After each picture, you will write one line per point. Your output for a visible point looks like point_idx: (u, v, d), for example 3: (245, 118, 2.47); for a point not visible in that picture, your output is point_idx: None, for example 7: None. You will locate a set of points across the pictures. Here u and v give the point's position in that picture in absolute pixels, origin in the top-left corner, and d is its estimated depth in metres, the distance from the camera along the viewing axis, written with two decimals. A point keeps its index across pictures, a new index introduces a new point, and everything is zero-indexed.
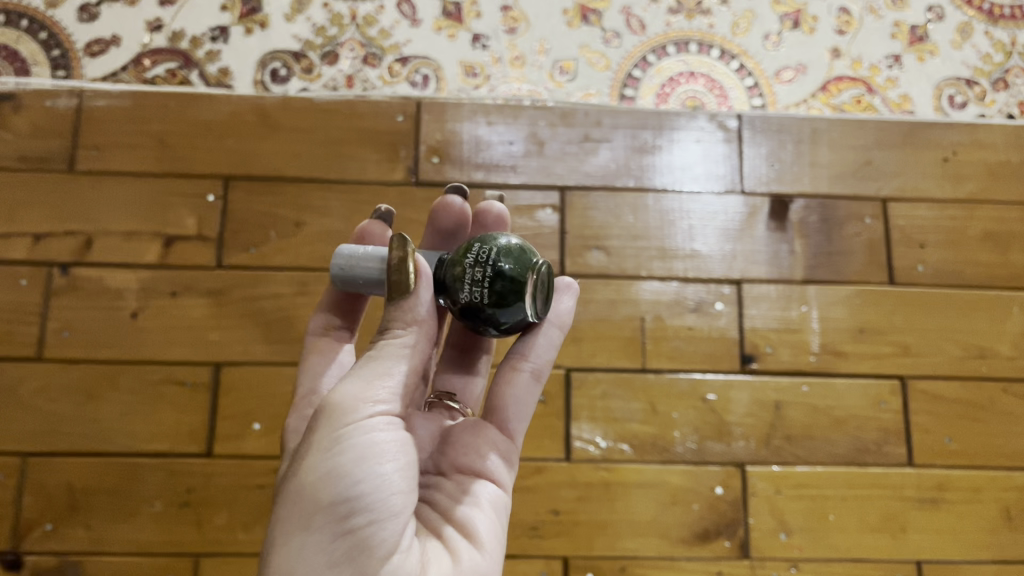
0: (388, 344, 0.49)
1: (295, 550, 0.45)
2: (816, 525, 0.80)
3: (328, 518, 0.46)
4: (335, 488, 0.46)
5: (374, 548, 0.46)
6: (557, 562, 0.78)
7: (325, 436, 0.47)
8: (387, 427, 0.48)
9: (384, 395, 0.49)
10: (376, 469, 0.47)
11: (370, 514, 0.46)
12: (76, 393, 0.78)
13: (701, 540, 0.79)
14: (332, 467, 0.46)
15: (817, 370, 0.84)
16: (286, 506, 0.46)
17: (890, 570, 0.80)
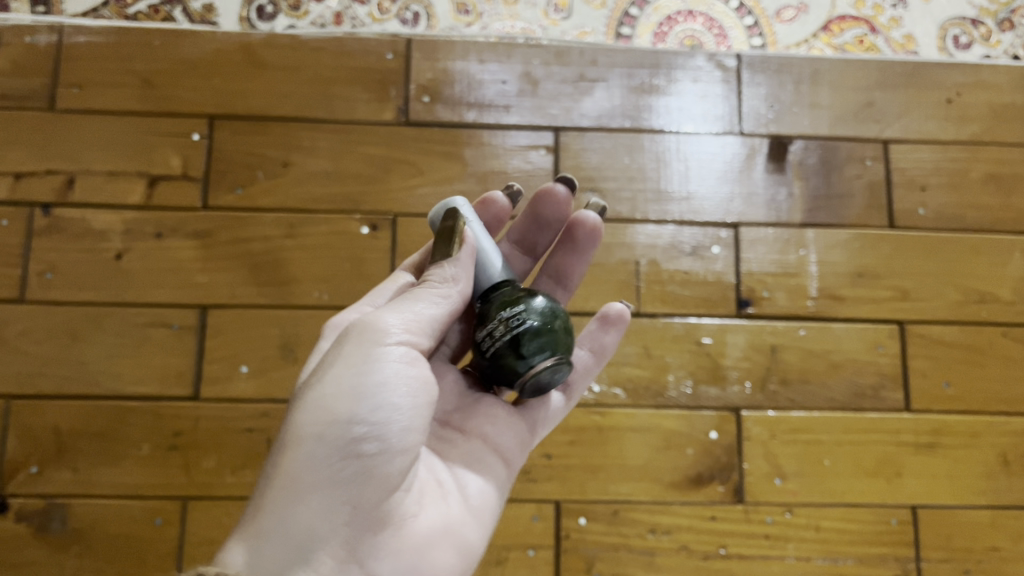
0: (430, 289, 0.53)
1: (302, 458, 0.47)
2: (811, 470, 0.79)
3: (339, 435, 0.47)
4: (353, 410, 0.48)
5: (377, 477, 0.48)
6: (549, 507, 0.77)
7: (352, 356, 0.50)
8: (413, 367, 0.51)
9: (412, 330, 0.52)
10: (392, 401, 0.49)
11: (381, 443, 0.48)
12: (62, 335, 0.77)
13: (695, 485, 0.78)
14: (355, 388, 0.48)
15: (814, 315, 0.83)
16: (301, 412, 0.48)
17: (885, 515, 0.79)
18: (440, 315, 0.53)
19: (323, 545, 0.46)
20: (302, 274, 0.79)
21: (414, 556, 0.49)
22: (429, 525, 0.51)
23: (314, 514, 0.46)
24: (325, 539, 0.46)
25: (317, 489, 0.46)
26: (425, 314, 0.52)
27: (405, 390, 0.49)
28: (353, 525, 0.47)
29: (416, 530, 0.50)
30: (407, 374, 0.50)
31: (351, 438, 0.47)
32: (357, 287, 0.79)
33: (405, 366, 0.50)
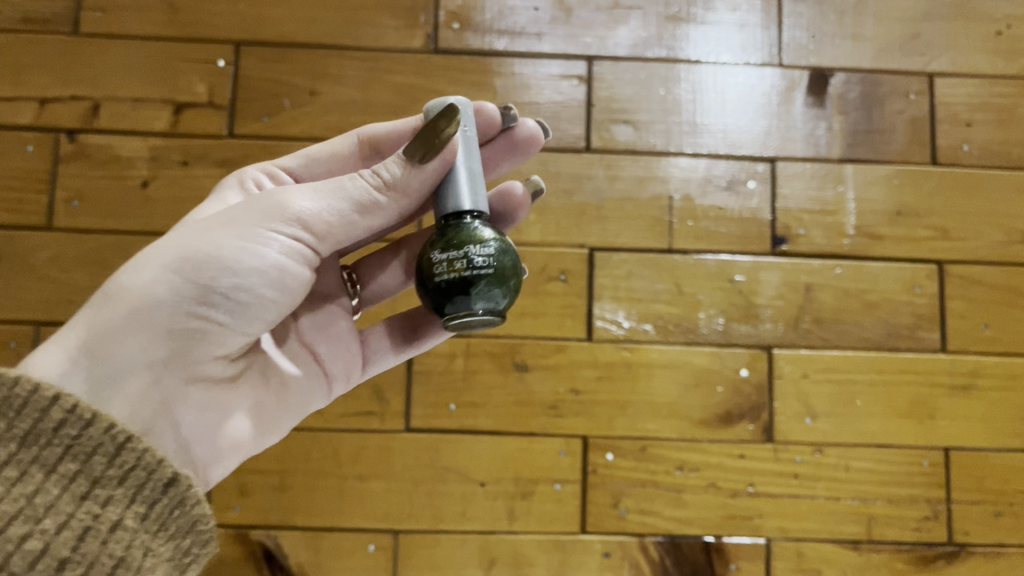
0: (370, 189, 0.50)
1: (156, 298, 0.47)
2: (843, 409, 0.78)
3: (195, 292, 0.47)
4: (214, 279, 0.47)
5: (209, 339, 0.49)
6: (577, 441, 0.77)
7: (253, 221, 0.48)
8: (297, 255, 0.49)
9: (323, 227, 0.49)
10: (251, 283, 0.48)
11: (223, 315, 0.48)
12: (89, 263, 0.77)
13: (724, 422, 0.78)
14: (233, 260, 0.47)
15: (850, 253, 0.81)
16: (172, 250, 0.48)
17: (917, 456, 0.78)
18: (364, 221, 0.51)
19: (130, 390, 0.46)
20: None
21: (211, 423, 0.51)
22: (233, 399, 0.53)
23: (137, 355, 0.47)
24: (136, 377, 0.47)
25: (152, 330, 0.47)
26: (354, 215, 0.50)
27: (272, 277, 0.49)
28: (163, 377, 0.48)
29: (220, 403, 0.52)
30: (284, 265, 0.49)
31: (198, 301, 0.47)
32: None
33: (287, 256, 0.49)
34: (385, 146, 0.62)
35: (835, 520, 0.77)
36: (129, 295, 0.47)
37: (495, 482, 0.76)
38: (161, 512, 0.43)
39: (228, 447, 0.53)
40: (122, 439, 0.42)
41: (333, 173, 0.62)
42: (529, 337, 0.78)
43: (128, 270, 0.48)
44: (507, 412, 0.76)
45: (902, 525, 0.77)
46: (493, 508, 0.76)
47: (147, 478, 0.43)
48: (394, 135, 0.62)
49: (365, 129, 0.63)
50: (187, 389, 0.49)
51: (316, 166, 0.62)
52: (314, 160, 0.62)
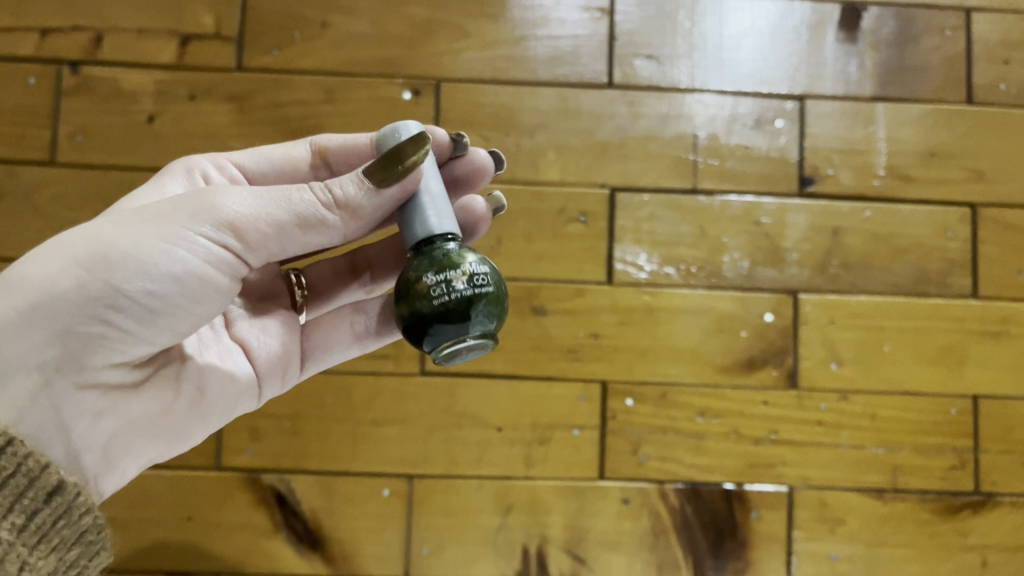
0: (319, 204, 0.45)
1: (56, 295, 0.42)
2: (869, 356, 0.76)
3: (99, 291, 0.42)
4: (124, 280, 0.43)
5: (113, 346, 0.44)
6: (596, 387, 0.75)
7: (180, 222, 0.44)
8: (221, 267, 0.45)
9: (254, 238, 0.45)
10: (164, 292, 0.44)
11: (127, 322, 0.44)
12: (94, 201, 0.74)
13: (747, 368, 0.75)
14: (147, 264, 0.43)
15: (881, 195, 0.78)
16: (87, 240, 0.43)
17: (945, 404, 0.76)
18: (306, 239, 0.46)
19: (16, 387, 0.43)
20: None
21: (110, 425, 0.48)
22: (136, 408, 0.49)
23: (29, 353, 0.42)
24: (25, 375, 0.43)
25: (45, 329, 0.42)
26: (296, 230, 0.45)
27: (190, 290, 0.45)
28: (57, 379, 0.44)
29: (119, 411, 0.48)
30: (204, 272, 0.44)
31: (103, 306, 0.43)
32: None
33: (207, 263, 0.44)
34: (337, 160, 0.59)
35: (859, 469, 0.75)
36: (27, 283, 0.42)
37: (511, 427, 0.74)
38: (43, 519, 0.41)
39: (121, 453, 0.50)
40: (1, 442, 0.40)
41: (280, 179, 0.59)
42: (547, 280, 0.75)
43: (38, 253, 0.43)
44: (524, 357, 0.74)
45: (928, 474, 0.76)
46: (510, 454, 0.74)
47: (28, 484, 0.41)
48: (349, 151, 0.59)
49: (322, 140, 0.59)
50: (84, 394, 0.46)
51: (267, 168, 0.59)
52: (265, 162, 0.59)
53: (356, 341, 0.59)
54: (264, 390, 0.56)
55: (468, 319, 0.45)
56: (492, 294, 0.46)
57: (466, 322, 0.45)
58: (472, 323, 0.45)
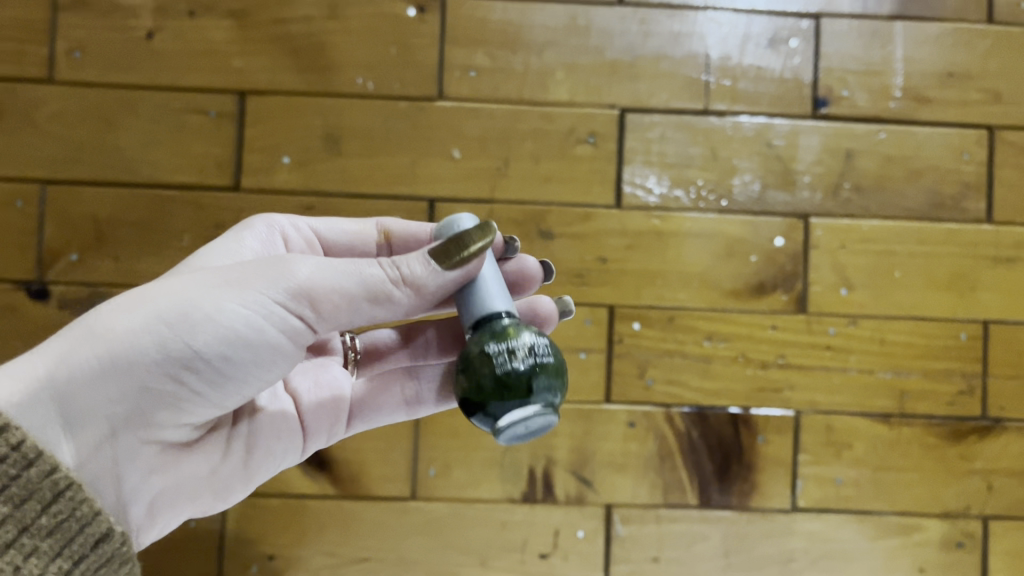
0: (390, 282, 0.43)
1: (135, 352, 0.42)
2: (880, 281, 0.75)
3: (177, 352, 0.42)
4: (201, 345, 0.42)
5: (182, 401, 0.44)
6: (603, 311, 0.74)
7: (262, 291, 0.43)
8: (292, 334, 0.44)
9: (329, 315, 0.44)
10: (236, 356, 0.44)
11: (198, 380, 0.44)
12: (95, 121, 0.73)
13: (757, 293, 0.75)
14: (226, 329, 0.42)
15: (896, 117, 0.77)
16: (165, 296, 0.43)
17: (955, 330, 0.76)
18: (373, 315, 0.44)
19: (84, 437, 0.43)
20: (344, 59, 0.74)
21: (164, 482, 0.49)
22: (185, 465, 0.50)
23: (101, 407, 0.42)
24: (93, 426, 0.43)
25: (119, 383, 0.42)
26: (364, 306, 0.44)
27: (260, 354, 0.44)
28: (122, 435, 0.44)
29: (172, 469, 0.49)
30: (276, 340, 0.44)
31: (176, 367, 0.43)
32: (403, 76, 0.74)
33: (280, 332, 0.44)
34: (401, 244, 0.60)
35: (867, 394, 0.75)
36: (105, 337, 0.42)
37: None
38: (86, 567, 0.41)
39: (168, 509, 0.51)
40: (62, 486, 0.40)
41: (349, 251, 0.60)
42: (555, 203, 0.74)
43: (115, 305, 0.43)
44: None
45: (935, 399, 0.75)
46: None
47: (83, 527, 0.40)
48: (416, 242, 0.60)
49: (392, 224, 0.60)
50: (148, 449, 0.46)
51: (340, 237, 0.60)
52: (340, 234, 0.60)
53: (408, 409, 0.60)
54: (308, 443, 0.57)
55: (529, 392, 0.42)
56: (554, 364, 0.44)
57: (524, 401, 0.42)
58: (533, 395, 0.43)
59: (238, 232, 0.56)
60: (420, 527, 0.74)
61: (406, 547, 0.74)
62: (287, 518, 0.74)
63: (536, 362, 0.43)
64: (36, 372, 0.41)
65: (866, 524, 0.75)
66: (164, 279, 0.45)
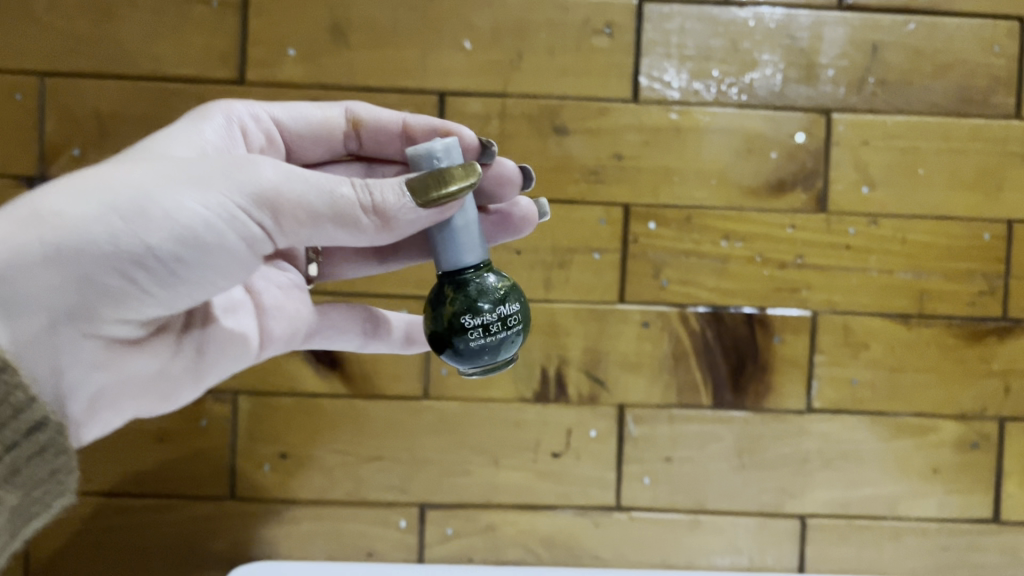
0: (361, 202, 0.41)
1: (86, 238, 0.37)
2: (903, 179, 0.73)
3: (133, 243, 0.38)
4: (157, 241, 0.38)
5: (131, 300, 0.40)
6: (618, 210, 0.72)
7: (226, 191, 0.39)
8: (248, 241, 0.41)
9: (292, 225, 0.41)
10: (192, 258, 0.40)
11: (149, 279, 0.40)
12: (93, 10, 0.70)
13: (775, 191, 0.73)
14: (185, 227, 0.39)
15: (927, 7, 0.73)
16: (122, 183, 0.39)
17: (977, 230, 0.74)
18: (336, 236, 0.42)
19: (24, 325, 0.38)
20: None
21: (112, 387, 0.46)
22: (133, 372, 0.47)
23: (44, 294, 0.38)
24: (33, 314, 0.38)
25: (64, 271, 0.38)
26: (329, 226, 0.41)
27: (213, 261, 0.41)
28: (66, 329, 0.40)
29: (118, 375, 0.46)
30: (231, 245, 0.40)
31: (130, 261, 0.38)
32: None
33: (236, 237, 0.40)
34: (368, 133, 0.59)
35: (886, 295, 0.74)
36: (53, 219, 0.37)
37: (531, 250, 0.72)
38: (14, 457, 0.36)
39: (110, 412, 0.48)
40: None
41: (314, 139, 0.59)
42: (570, 98, 0.72)
43: (63, 188, 0.39)
44: (545, 178, 0.72)
45: (955, 300, 0.74)
46: (529, 277, 0.73)
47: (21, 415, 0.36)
48: (384, 134, 0.59)
49: (361, 111, 0.59)
50: (91, 348, 0.42)
51: (304, 125, 0.58)
52: (304, 124, 0.58)
53: (363, 341, 0.60)
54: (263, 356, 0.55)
55: (495, 354, 0.49)
56: (519, 322, 0.50)
57: (492, 360, 0.50)
58: (500, 355, 0.50)
59: (193, 121, 0.54)
60: (432, 427, 0.74)
61: (418, 446, 0.74)
62: (298, 416, 0.73)
63: (505, 329, 0.49)
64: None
65: (880, 425, 0.75)
66: (112, 167, 0.40)
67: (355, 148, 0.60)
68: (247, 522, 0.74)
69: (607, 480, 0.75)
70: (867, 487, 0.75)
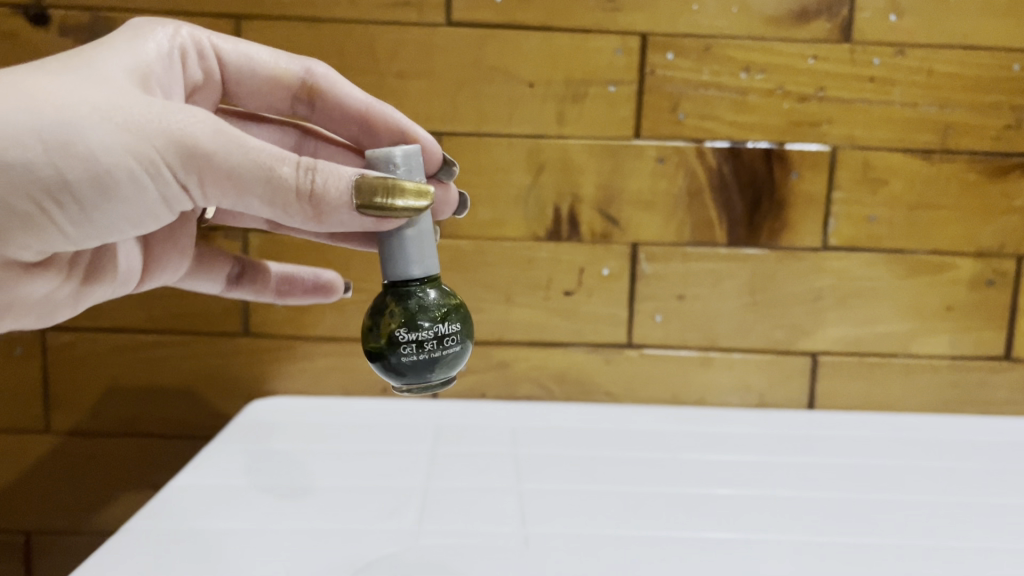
0: (291, 184, 0.37)
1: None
2: (933, 8, 0.70)
3: (46, 169, 0.36)
4: (70, 173, 0.37)
5: (40, 227, 0.39)
6: (635, 40, 0.70)
7: (154, 142, 0.37)
8: (165, 194, 0.39)
9: (210, 189, 0.38)
10: (100, 198, 0.38)
11: (57, 210, 0.38)
12: None
13: (799, 21, 0.70)
14: (103, 166, 0.37)
15: None
16: (50, 102, 0.37)
17: (1009, 61, 0.71)
18: (258, 210, 0.38)
19: None
20: None
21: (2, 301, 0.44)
22: (26, 291, 0.44)
23: None
24: None
25: None
26: (251, 199, 0.38)
27: (129, 203, 0.39)
28: None
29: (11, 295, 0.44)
30: (142, 194, 0.38)
31: (39, 186, 0.37)
32: None
33: (151, 187, 0.38)
34: (322, 103, 0.55)
35: (909, 129, 0.72)
36: None
37: (545, 84, 0.70)
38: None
39: None
40: None
41: (258, 89, 0.55)
42: None
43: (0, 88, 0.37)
44: (559, 6, 0.69)
45: (980, 135, 0.72)
46: (542, 112, 0.71)
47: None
48: (337, 111, 0.55)
49: (321, 80, 0.55)
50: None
51: (248, 72, 0.54)
52: (254, 70, 0.54)
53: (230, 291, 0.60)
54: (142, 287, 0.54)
55: (433, 371, 0.47)
56: (459, 340, 0.47)
57: (429, 378, 0.47)
58: (437, 374, 0.47)
59: (141, 32, 0.48)
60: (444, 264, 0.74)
61: None
62: (309, 255, 0.73)
63: (442, 344, 0.46)
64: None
65: (896, 263, 0.74)
66: (52, 79, 0.38)
67: (301, 113, 0.56)
68: (261, 358, 0.75)
69: (619, 318, 0.75)
70: (878, 325, 0.75)
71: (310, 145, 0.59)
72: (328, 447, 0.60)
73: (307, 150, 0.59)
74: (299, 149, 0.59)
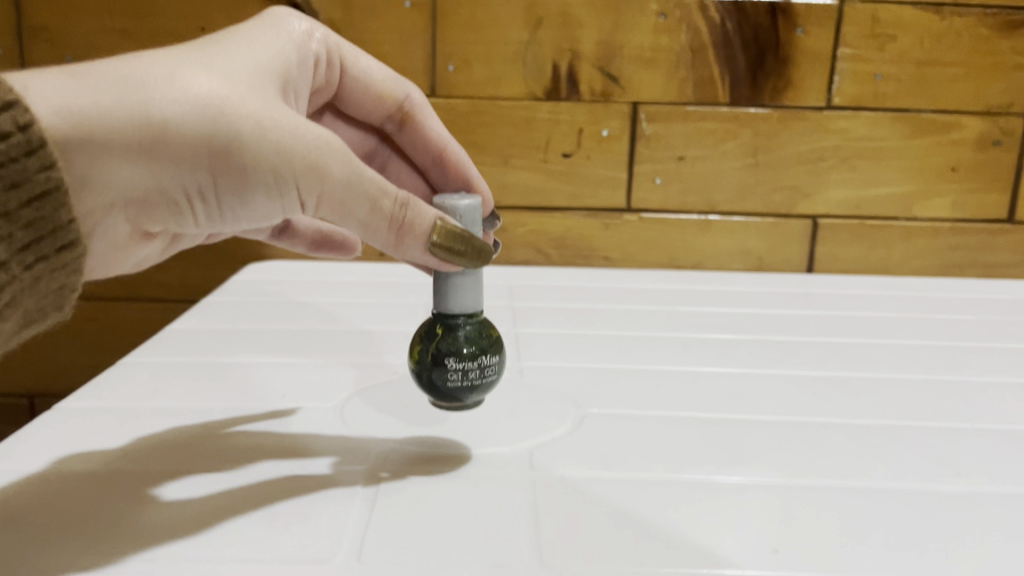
0: (388, 217, 0.33)
1: (154, 148, 0.30)
2: None
3: (196, 166, 0.31)
4: (215, 174, 0.31)
5: (166, 218, 0.33)
6: None
7: (290, 160, 0.31)
8: (283, 209, 0.33)
9: (325, 211, 0.33)
10: (231, 202, 0.32)
11: (189, 204, 0.32)
12: None
13: None
14: (246, 173, 0.31)
15: None
16: (208, 97, 0.30)
17: None
18: (359, 235, 0.33)
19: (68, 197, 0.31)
20: None
21: (124, 263, 0.37)
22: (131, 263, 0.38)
23: (96, 182, 0.30)
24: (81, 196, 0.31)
25: (125, 169, 0.30)
26: (349, 221, 0.33)
27: (254, 211, 0.33)
28: (99, 218, 0.32)
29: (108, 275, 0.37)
30: (268, 206, 0.33)
31: (182, 181, 0.31)
32: None
33: (276, 202, 0.33)
34: (413, 132, 0.49)
35: None
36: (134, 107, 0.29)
37: None
38: (36, 271, 0.29)
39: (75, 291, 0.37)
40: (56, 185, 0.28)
41: (358, 101, 0.47)
42: None
43: (157, 68, 0.31)
44: None
45: None
46: None
47: (47, 231, 0.29)
48: (423, 144, 0.49)
49: (421, 110, 0.48)
50: (111, 248, 0.35)
51: (355, 81, 0.46)
52: (362, 82, 0.46)
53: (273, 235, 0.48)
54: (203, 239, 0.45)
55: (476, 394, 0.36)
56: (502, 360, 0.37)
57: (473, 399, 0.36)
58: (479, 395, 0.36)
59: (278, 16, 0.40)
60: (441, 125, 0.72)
61: None
62: None
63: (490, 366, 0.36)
64: (66, 103, 0.29)
65: (901, 122, 0.73)
66: (203, 66, 0.32)
67: (388, 129, 0.50)
68: None
69: (619, 180, 0.74)
70: (881, 187, 0.74)
71: (385, 155, 0.51)
72: (328, 300, 0.60)
73: (379, 160, 0.51)
74: (371, 158, 0.52)
